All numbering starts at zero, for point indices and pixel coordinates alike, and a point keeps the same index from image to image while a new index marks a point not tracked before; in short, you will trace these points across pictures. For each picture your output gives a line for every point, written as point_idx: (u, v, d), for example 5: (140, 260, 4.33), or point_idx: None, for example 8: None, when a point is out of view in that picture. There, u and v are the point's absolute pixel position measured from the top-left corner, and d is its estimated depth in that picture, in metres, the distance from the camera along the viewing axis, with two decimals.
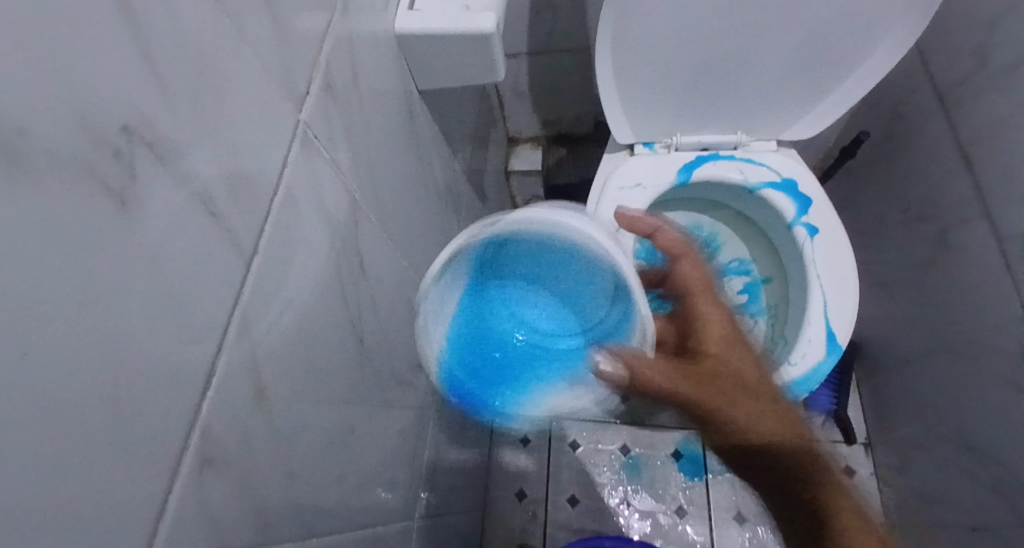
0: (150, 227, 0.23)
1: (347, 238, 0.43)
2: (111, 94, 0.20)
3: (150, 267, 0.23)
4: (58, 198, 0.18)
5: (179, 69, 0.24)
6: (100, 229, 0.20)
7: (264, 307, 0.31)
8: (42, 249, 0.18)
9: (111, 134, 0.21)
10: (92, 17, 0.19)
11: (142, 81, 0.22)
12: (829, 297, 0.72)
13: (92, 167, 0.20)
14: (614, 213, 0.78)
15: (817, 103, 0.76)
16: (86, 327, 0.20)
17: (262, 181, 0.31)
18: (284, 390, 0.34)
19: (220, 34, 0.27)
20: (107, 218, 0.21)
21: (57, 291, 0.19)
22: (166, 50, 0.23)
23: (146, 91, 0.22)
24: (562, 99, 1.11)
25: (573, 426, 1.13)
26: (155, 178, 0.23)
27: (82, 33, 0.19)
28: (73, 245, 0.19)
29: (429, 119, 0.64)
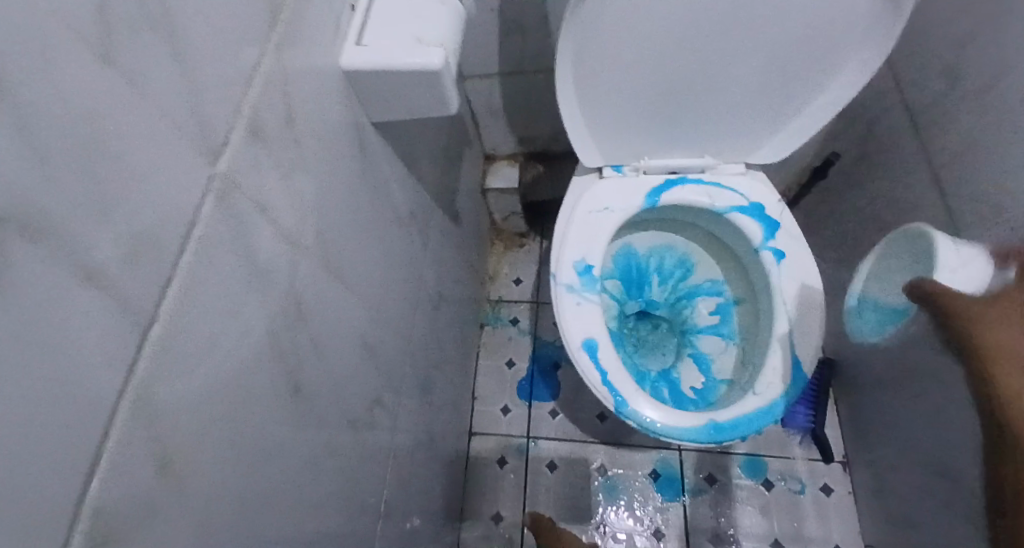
0: (29, 310, 0.21)
1: (284, 282, 0.41)
2: None
3: (28, 352, 0.21)
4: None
5: (61, 139, 0.22)
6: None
7: (169, 371, 0.30)
8: None
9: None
10: None
11: (20, 157, 0.20)
12: (795, 323, 0.71)
13: None
14: (582, 238, 0.77)
15: (783, 128, 0.75)
16: None
17: (167, 240, 0.29)
18: (197, 452, 0.33)
19: (117, 99, 0.25)
20: None
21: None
22: (46, 121, 0.22)
23: (23, 170, 0.21)
24: (537, 117, 1.10)
25: (550, 447, 1.12)
26: (33, 257, 0.22)
27: None
28: None
29: (387, 148, 0.63)
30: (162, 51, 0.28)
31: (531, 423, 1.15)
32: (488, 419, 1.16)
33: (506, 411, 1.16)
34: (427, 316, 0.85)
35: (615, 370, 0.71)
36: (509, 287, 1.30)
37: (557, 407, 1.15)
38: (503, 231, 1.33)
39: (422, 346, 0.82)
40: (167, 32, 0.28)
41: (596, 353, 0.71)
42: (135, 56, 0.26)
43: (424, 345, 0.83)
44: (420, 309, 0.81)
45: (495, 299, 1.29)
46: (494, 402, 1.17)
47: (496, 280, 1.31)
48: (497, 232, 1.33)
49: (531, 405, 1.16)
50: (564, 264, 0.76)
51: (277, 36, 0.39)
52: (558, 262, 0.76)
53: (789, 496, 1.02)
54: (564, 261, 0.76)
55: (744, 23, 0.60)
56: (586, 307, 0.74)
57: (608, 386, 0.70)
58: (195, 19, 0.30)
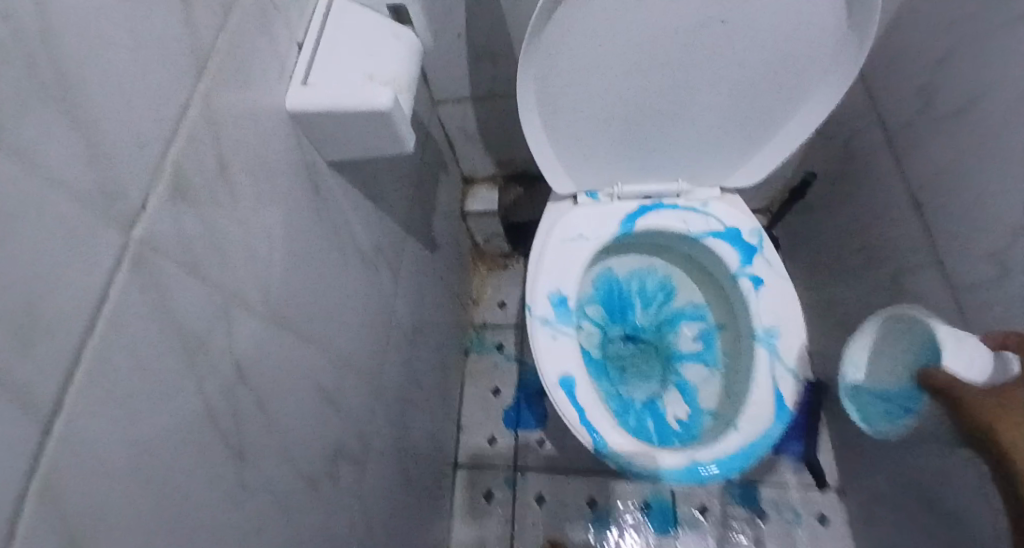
0: None
1: (221, 346, 0.39)
2: None
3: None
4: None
5: None
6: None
7: (75, 466, 0.27)
8: None
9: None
10: None
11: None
12: (777, 354, 0.69)
13: None
14: (556, 269, 0.74)
15: (755, 154, 0.74)
16: None
17: (68, 323, 0.27)
18: (118, 546, 0.30)
19: (3, 179, 0.23)
20: None
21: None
22: None
23: None
24: (514, 140, 1.09)
25: (536, 478, 1.09)
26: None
27: None
28: None
29: (345, 187, 0.61)
30: (60, 120, 0.26)
31: (517, 453, 1.12)
32: (473, 450, 1.13)
33: (491, 441, 1.13)
34: (402, 351, 0.83)
35: (592, 407, 0.68)
36: (492, 312, 1.28)
37: (543, 435, 1.13)
38: (485, 254, 1.31)
39: (396, 383, 0.80)
40: (64, 100, 0.26)
41: (572, 390, 0.68)
42: (24, 128, 0.24)
43: (398, 382, 0.81)
44: (393, 345, 0.79)
45: (478, 324, 1.27)
46: (479, 432, 1.15)
47: (479, 305, 1.28)
48: (480, 255, 1.31)
49: (517, 434, 1.14)
50: (538, 297, 0.73)
51: (204, 88, 0.37)
52: (533, 295, 0.74)
53: (782, 525, 1.00)
54: (538, 294, 0.74)
55: (712, 47, 0.59)
56: (562, 341, 0.71)
57: (587, 425, 0.67)
58: (97, 81, 0.28)
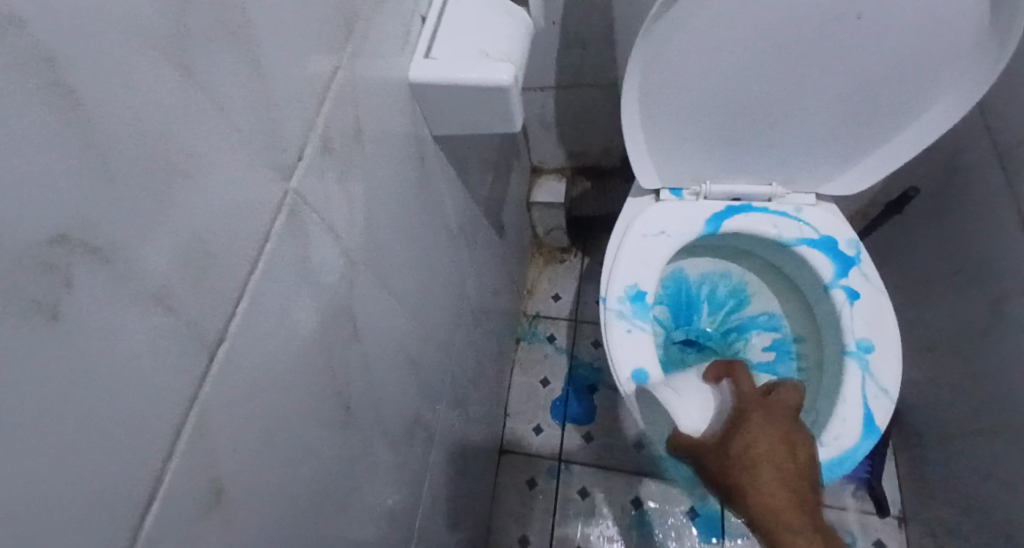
0: (85, 340, 0.20)
1: (341, 302, 0.41)
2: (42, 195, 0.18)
3: (77, 379, 0.20)
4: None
5: (133, 158, 0.21)
6: (12, 354, 0.17)
7: (224, 398, 0.28)
8: None
9: (32, 244, 0.17)
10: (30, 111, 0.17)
11: (82, 169, 0.19)
12: (869, 371, 0.66)
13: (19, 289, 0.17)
14: (635, 263, 0.74)
15: (857, 161, 0.71)
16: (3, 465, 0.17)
17: (233, 264, 0.28)
18: (247, 481, 0.32)
19: (191, 114, 0.24)
20: (33, 339, 0.18)
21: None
22: (116, 136, 0.20)
23: (87, 184, 0.19)
24: (591, 131, 1.08)
25: (581, 472, 1.09)
26: (90, 280, 0.20)
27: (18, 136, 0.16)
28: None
29: (443, 162, 0.62)
30: (242, 61, 0.27)
31: (563, 445, 1.12)
32: (520, 438, 1.13)
33: (538, 430, 1.14)
34: (468, 330, 0.84)
35: None
36: (547, 303, 1.28)
37: (591, 431, 1.13)
38: (545, 246, 1.31)
39: (461, 361, 0.81)
40: (246, 46, 0.27)
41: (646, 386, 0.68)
42: (214, 67, 0.25)
43: (463, 360, 0.82)
44: (462, 324, 0.80)
45: (532, 314, 1.27)
46: (526, 420, 1.15)
47: (534, 296, 1.28)
48: (539, 246, 1.31)
49: (564, 426, 1.14)
50: (613, 289, 0.73)
51: (351, 52, 0.38)
52: (608, 284, 0.73)
53: None
54: (614, 285, 0.73)
55: (830, 43, 0.57)
56: (637, 336, 0.71)
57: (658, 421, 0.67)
58: (274, 31, 0.29)
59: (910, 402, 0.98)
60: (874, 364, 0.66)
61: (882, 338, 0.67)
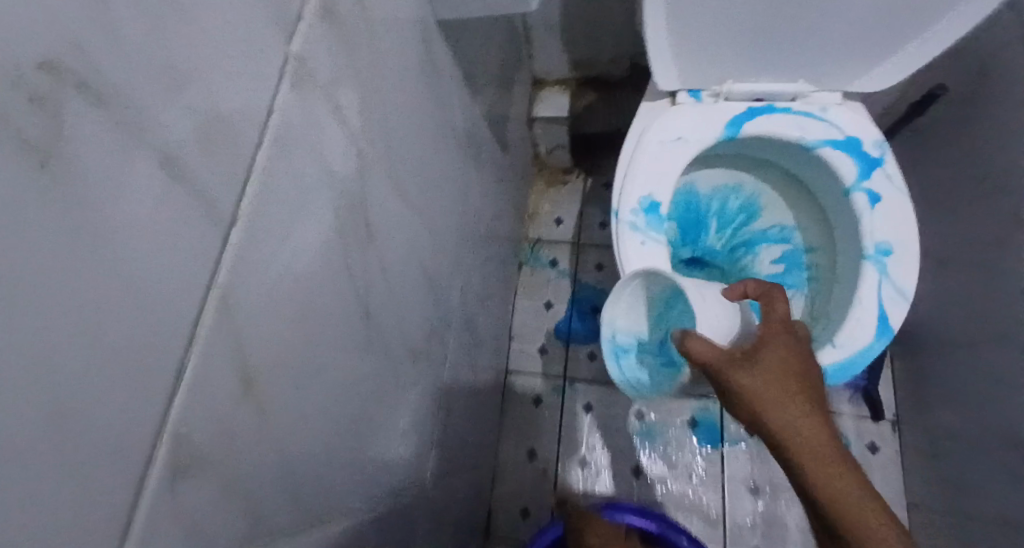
0: (82, 191, 0.17)
1: (354, 195, 0.38)
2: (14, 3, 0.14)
3: (83, 240, 0.17)
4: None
5: None
6: (12, 203, 0.15)
7: (246, 283, 0.26)
8: None
9: (13, 69, 0.14)
10: None
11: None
12: (887, 274, 0.65)
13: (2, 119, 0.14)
14: (650, 172, 0.71)
15: (886, 58, 0.67)
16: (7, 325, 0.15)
17: (240, 133, 0.25)
18: (273, 375, 0.30)
19: None
20: (24, 184, 0.15)
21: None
22: None
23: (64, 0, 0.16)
24: (597, 37, 1.01)
25: (586, 389, 1.11)
26: (82, 123, 0.17)
27: None
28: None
29: (448, 57, 0.57)
30: None
31: (568, 364, 1.13)
32: (525, 359, 1.14)
33: (543, 351, 1.15)
34: (474, 247, 0.82)
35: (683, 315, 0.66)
36: (549, 226, 1.25)
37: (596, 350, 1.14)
38: (546, 167, 1.27)
39: (468, 278, 0.80)
40: None
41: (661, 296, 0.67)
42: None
43: (470, 277, 0.81)
44: (468, 239, 0.78)
45: (534, 237, 1.25)
46: (531, 342, 1.16)
47: (536, 219, 1.26)
48: (541, 167, 1.27)
49: (569, 347, 1.15)
50: (627, 200, 0.70)
51: None
52: (622, 194, 0.71)
53: None
54: (628, 195, 0.70)
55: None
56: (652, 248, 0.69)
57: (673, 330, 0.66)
58: None
59: (914, 313, 0.98)
60: (892, 267, 0.65)
61: (902, 240, 0.66)
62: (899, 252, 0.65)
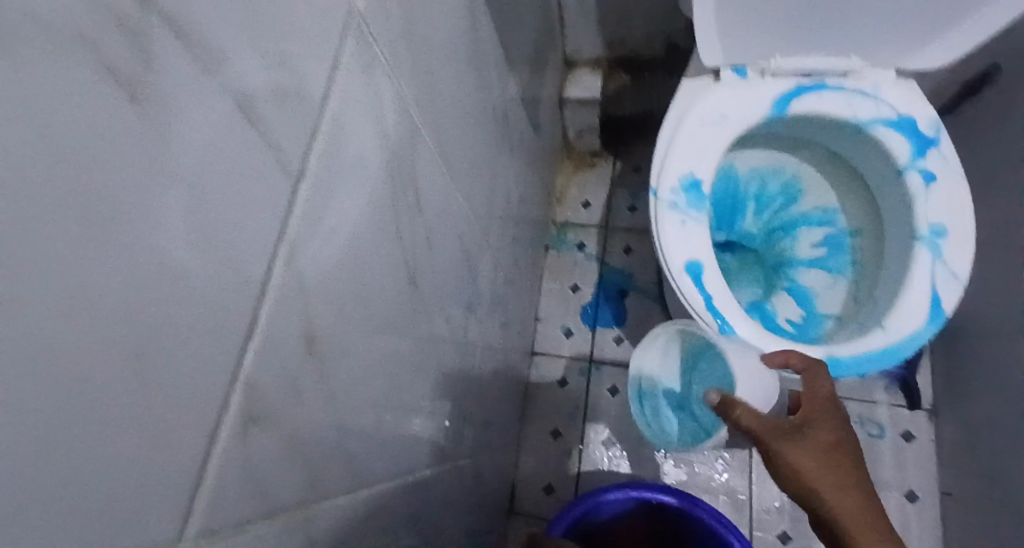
0: (168, 132, 0.17)
1: (405, 161, 0.38)
2: None
3: (183, 186, 0.18)
4: (32, 84, 0.12)
5: None
6: (105, 136, 0.14)
7: (309, 239, 0.26)
8: (36, 161, 0.12)
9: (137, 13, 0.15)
10: None
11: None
12: (941, 257, 0.62)
13: (100, 48, 0.14)
14: (691, 149, 0.69)
15: (947, 30, 0.64)
16: (97, 261, 0.15)
17: (309, 87, 0.25)
18: (330, 338, 0.30)
19: None
20: (117, 120, 0.15)
21: (49, 217, 0.13)
22: None
23: None
24: (634, 12, 0.99)
25: (611, 373, 1.10)
26: (173, 62, 0.17)
27: None
28: (79, 162, 0.14)
29: (491, 26, 0.56)
30: None
31: (594, 347, 1.13)
32: (550, 341, 1.14)
33: (568, 334, 1.14)
34: (504, 224, 0.81)
35: (721, 296, 0.65)
36: (577, 209, 1.24)
37: (622, 334, 1.13)
38: (575, 148, 1.25)
39: (498, 256, 0.79)
40: None
41: (700, 276, 0.66)
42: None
43: (500, 255, 0.80)
44: (500, 217, 0.77)
45: (561, 219, 1.24)
46: (556, 324, 1.15)
47: (564, 201, 1.24)
48: (569, 148, 1.25)
49: (594, 330, 1.14)
50: (667, 178, 0.69)
51: None
52: (662, 171, 0.69)
53: (867, 443, 0.95)
54: (668, 173, 0.69)
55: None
56: (692, 228, 0.67)
57: (712, 312, 0.64)
58: None
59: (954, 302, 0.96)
60: (947, 249, 0.62)
61: (957, 221, 0.63)
62: (955, 234, 0.63)
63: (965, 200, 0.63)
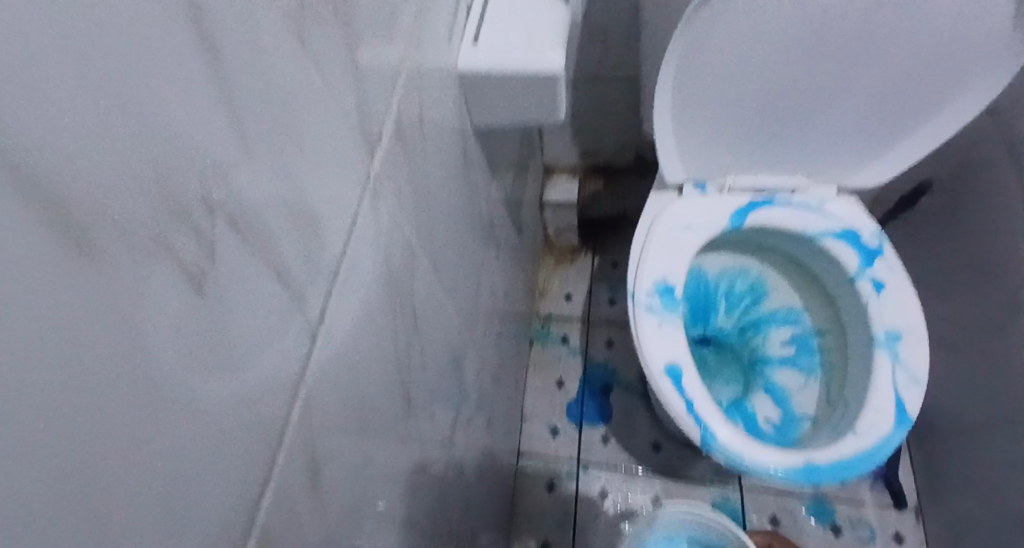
0: (222, 310, 0.18)
1: (401, 289, 0.41)
2: (195, 147, 0.15)
3: (238, 358, 0.19)
4: (116, 298, 0.13)
5: (256, 109, 0.19)
6: (172, 326, 0.15)
7: (321, 381, 0.28)
8: (117, 368, 0.13)
9: (218, 225, 0.17)
10: (179, 44, 0.14)
11: (249, 144, 0.19)
12: (900, 360, 0.67)
13: (175, 251, 0.15)
14: (663, 257, 0.74)
15: (877, 156, 0.74)
16: (154, 451, 0.15)
17: (329, 242, 0.27)
18: (335, 473, 0.31)
19: (301, 80, 0.22)
20: (183, 311, 0.16)
21: (124, 417, 0.14)
22: (247, 83, 0.18)
23: (226, 140, 0.17)
24: (604, 130, 1.09)
25: (599, 475, 1.10)
26: (229, 247, 0.18)
27: (167, 66, 0.14)
28: (149, 357, 0.14)
29: (478, 155, 0.62)
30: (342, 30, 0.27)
31: (580, 447, 1.12)
32: (536, 442, 1.14)
33: (554, 434, 1.14)
34: (489, 327, 0.83)
35: (701, 399, 0.68)
36: (559, 305, 1.28)
37: (608, 432, 1.13)
38: (555, 246, 1.32)
39: (484, 360, 0.81)
40: (350, 18, 0.28)
41: (680, 378, 0.69)
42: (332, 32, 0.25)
43: (485, 358, 0.82)
44: (486, 322, 0.80)
45: (543, 315, 1.27)
46: (542, 424, 1.15)
47: (545, 297, 1.29)
48: (549, 246, 1.32)
49: (581, 429, 1.14)
50: (642, 282, 0.74)
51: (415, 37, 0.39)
52: (637, 279, 0.74)
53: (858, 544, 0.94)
54: (643, 280, 0.74)
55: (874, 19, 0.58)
56: (668, 331, 0.71)
57: (694, 415, 0.67)
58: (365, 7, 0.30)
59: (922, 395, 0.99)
60: (905, 353, 0.67)
61: (911, 325, 0.68)
62: (913, 339, 0.67)
63: (913, 305, 0.69)
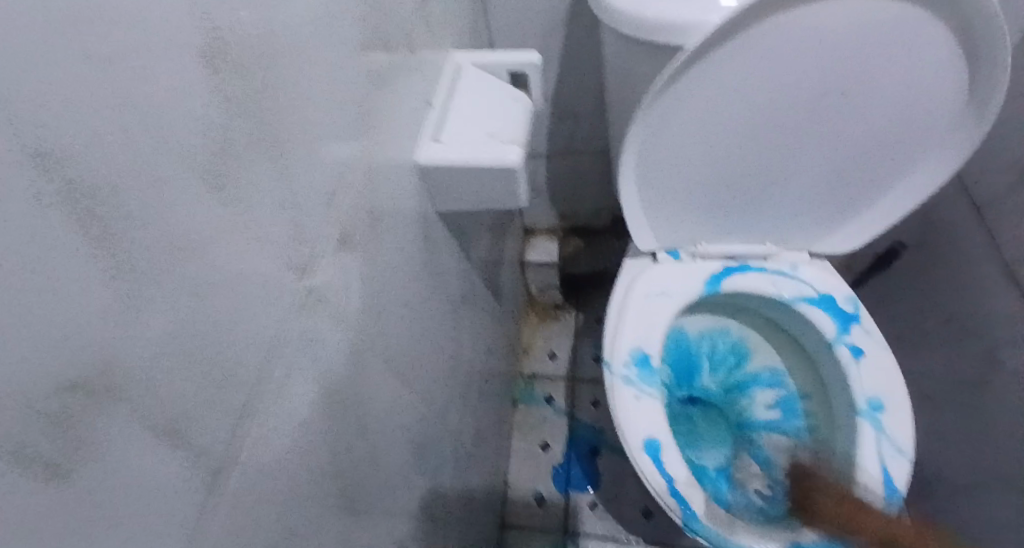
0: (95, 487, 0.18)
1: (350, 396, 0.39)
2: (72, 333, 0.16)
3: (88, 533, 0.17)
4: None
5: (155, 279, 0.20)
6: (19, 518, 0.15)
7: (230, 527, 0.26)
8: None
9: (61, 386, 0.16)
10: (60, 245, 0.16)
11: (118, 312, 0.18)
12: (884, 432, 0.66)
13: (25, 440, 0.15)
14: (639, 326, 0.73)
15: (841, 222, 0.74)
16: None
17: (247, 381, 0.27)
18: None
19: (212, 233, 0.23)
20: (30, 500, 0.15)
21: None
22: (145, 255, 0.19)
23: (112, 319, 0.18)
24: (582, 192, 1.10)
25: (586, 545, 1.05)
26: (106, 422, 0.18)
27: (43, 266, 0.15)
28: None
29: (445, 236, 0.62)
30: (264, 167, 0.27)
31: (566, 516, 1.08)
32: (520, 510, 1.10)
33: (539, 501, 1.10)
34: (466, 400, 0.81)
35: (682, 478, 0.66)
36: (543, 363, 1.26)
37: (596, 498, 1.09)
38: (538, 303, 1.31)
39: (460, 435, 0.79)
40: (265, 147, 0.27)
41: (659, 454, 0.66)
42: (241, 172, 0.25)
43: (462, 433, 0.80)
44: (461, 396, 0.78)
45: (526, 375, 1.25)
46: (526, 490, 1.12)
47: (529, 355, 1.27)
48: (533, 304, 1.31)
49: (566, 496, 1.10)
50: (618, 352, 0.72)
51: (362, 145, 0.38)
52: (613, 349, 0.73)
53: None
54: (619, 350, 0.73)
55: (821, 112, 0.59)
56: (646, 403, 0.70)
57: (676, 495, 0.65)
58: (290, 134, 0.29)
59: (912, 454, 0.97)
60: (888, 425, 0.66)
61: (892, 396, 0.67)
62: (897, 409, 0.66)
63: (893, 373, 0.68)
